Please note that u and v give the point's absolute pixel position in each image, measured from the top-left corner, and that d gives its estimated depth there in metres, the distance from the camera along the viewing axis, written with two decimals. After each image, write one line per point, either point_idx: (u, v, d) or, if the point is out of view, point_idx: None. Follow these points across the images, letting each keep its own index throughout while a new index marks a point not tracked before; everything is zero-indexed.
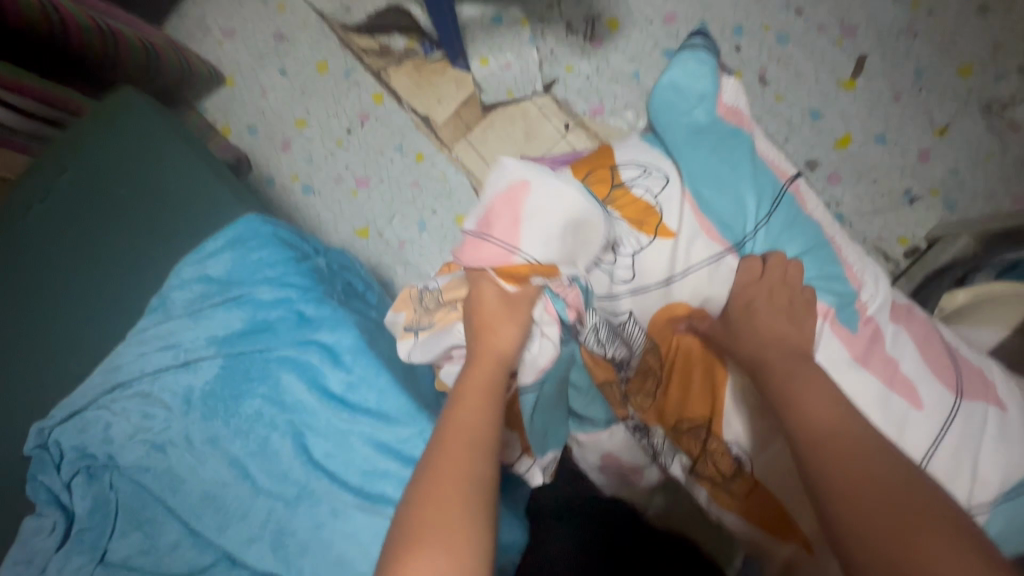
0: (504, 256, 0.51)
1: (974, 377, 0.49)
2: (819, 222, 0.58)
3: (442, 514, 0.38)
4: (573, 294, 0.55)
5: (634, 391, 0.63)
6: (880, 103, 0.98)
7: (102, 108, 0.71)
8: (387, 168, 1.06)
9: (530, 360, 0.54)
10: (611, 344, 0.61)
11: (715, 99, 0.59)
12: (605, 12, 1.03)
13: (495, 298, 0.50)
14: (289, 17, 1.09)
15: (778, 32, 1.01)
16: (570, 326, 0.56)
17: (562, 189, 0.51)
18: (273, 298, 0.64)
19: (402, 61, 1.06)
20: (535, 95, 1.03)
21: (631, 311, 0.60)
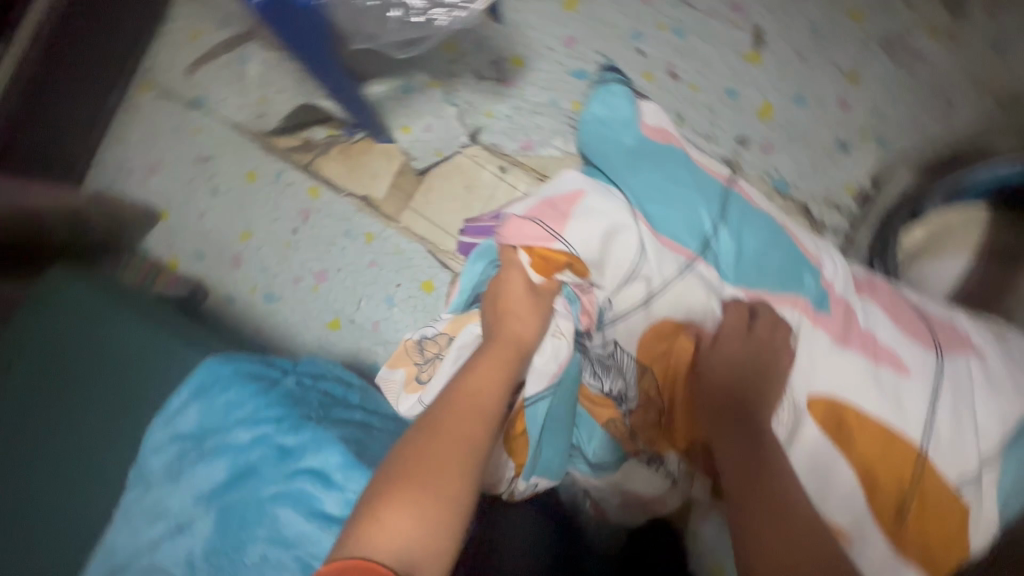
0: (546, 241, 0.56)
1: (948, 332, 0.53)
2: (768, 213, 0.59)
3: (434, 475, 0.41)
4: (589, 298, 0.60)
5: (637, 420, 0.61)
6: (788, 66, 1.01)
7: (40, 299, 0.72)
8: (341, 256, 1.06)
9: (544, 364, 0.57)
10: (606, 377, 0.61)
11: (640, 122, 0.60)
12: (508, 51, 1.04)
13: (523, 288, 0.56)
14: (206, 137, 1.09)
15: (674, 26, 1.03)
16: (583, 335, 0.61)
17: (610, 198, 0.58)
18: (251, 438, 0.62)
19: (328, 150, 1.07)
20: (464, 148, 1.04)
21: (617, 341, 0.59)
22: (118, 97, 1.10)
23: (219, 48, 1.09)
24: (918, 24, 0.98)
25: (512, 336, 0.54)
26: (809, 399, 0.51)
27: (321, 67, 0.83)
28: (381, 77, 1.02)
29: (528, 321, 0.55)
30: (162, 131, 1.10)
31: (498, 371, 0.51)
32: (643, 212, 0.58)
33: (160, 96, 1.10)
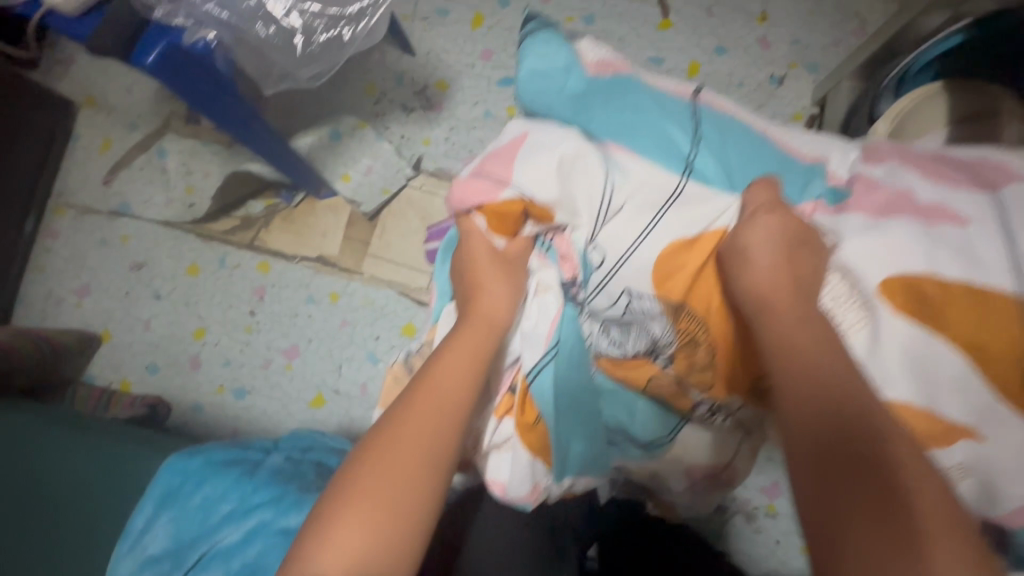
0: (493, 193, 0.52)
1: (989, 167, 0.47)
2: (745, 122, 0.53)
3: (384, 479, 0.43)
4: (561, 240, 0.54)
5: (681, 370, 0.55)
6: (700, 24, 1.02)
7: None
8: (309, 324, 0.97)
9: (531, 327, 0.55)
10: (627, 339, 0.55)
11: (581, 64, 0.53)
12: (430, 78, 1.03)
13: (486, 255, 0.54)
14: (137, 243, 1.01)
15: (582, 16, 1.04)
16: (571, 284, 0.55)
17: (556, 132, 0.52)
18: (243, 534, 0.50)
19: (270, 221, 1.00)
20: (410, 180, 1.00)
21: (625, 289, 0.52)
22: (33, 225, 1.02)
23: (134, 150, 1.04)
24: None
25: (482, 317, 0.52)
26: (877, 286, 0.44)
27: (236, 124, 0.76)
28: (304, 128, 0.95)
29: (501, 290, 0.53)
30: (88, 249, 1.02)
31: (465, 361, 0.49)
32: (613, 145, 0.50)
33: (80, 215, 1.03)
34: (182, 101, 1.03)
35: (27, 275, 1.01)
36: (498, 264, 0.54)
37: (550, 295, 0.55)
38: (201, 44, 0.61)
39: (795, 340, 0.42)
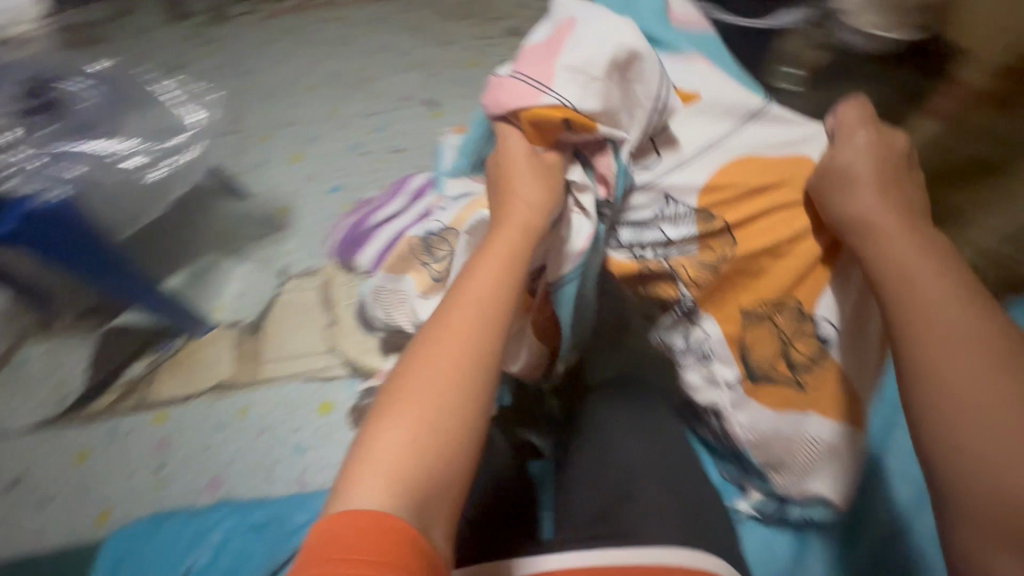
0: (538, 97, 0.58)
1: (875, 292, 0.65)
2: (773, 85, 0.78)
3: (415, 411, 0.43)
4: (603, 158, 0.62)
5: (685, 268, 0.65)
6: (463, 104, 1.37)
7: None
8: (225, 450, 0.96)
9: (567, 240, 0.62)
10: (645, 238, 0.67)
11: (673, 11, 0.74)
12: (271, 208, 1.21)
13: (522, 153, 0.59)
14: (10, 461, 0.95)
15: (375, 129, 1.34)
16: (609, 201, 0.64)
17: (603, 31, 0.60)
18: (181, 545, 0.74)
19: (155, 375, 1.02)
20: (282, 286, 1.10)
21: (668, 193, 0.65)
22: None
23: None
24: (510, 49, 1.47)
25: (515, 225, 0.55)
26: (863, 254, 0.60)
27: (104, 270, 0.82)
28: (171, 272, 1.10)
29: (533, 191, 0.57)
30: None
31: (503, 270, 0.51)
32: (694, 58, 0.70)
33: None
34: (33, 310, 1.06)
35: None
36: (545, 184, 0.58)
37: (583, 224, 0.62)
38: (54, 201, 0.72)
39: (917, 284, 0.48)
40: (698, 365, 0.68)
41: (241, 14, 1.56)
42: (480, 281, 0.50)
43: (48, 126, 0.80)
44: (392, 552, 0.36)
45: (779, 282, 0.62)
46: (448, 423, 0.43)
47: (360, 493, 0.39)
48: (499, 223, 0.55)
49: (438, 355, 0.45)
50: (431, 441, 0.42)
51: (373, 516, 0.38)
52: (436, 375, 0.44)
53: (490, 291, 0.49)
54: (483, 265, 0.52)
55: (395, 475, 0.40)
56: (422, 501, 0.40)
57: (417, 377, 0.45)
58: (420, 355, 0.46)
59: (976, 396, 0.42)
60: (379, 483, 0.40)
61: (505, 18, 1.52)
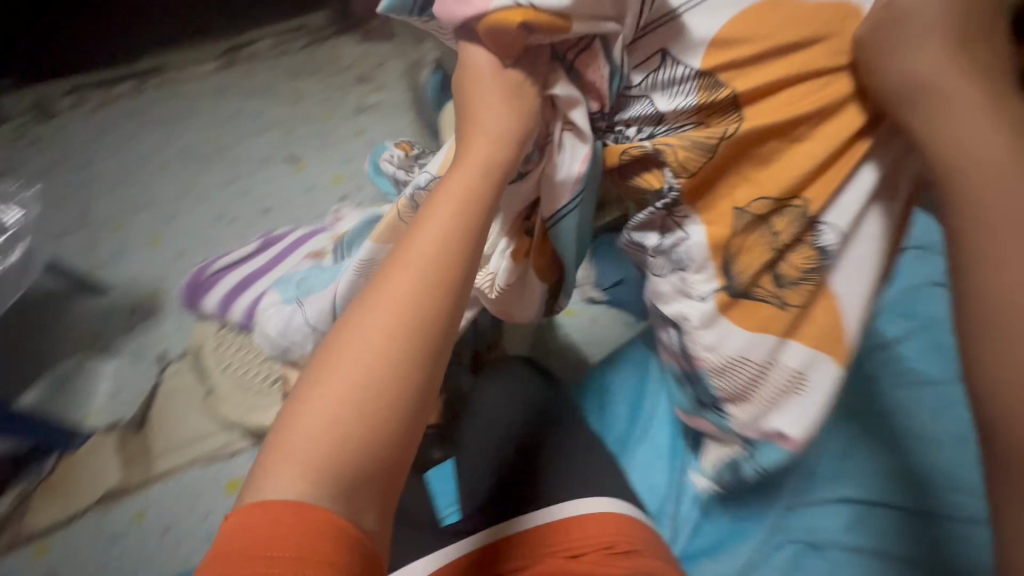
0: (484, 8, 0.48)
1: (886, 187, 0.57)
2: None
3: (341, 394, 0.42)
4: (592, 66, 0.53)
5: (682, 167, 0.55)
6: (325, 155, 1.40)
7: None
8: (124, 561, 0.88)
9: (562, 169, 0.57)
10: (646, 127, 0.57)
11: None
12: (136, 295, 1.14)
13: (487, 71, 0.52)
14: None
15: (239, 194, 1.32)
16: (603, 113, 0.57)
17: None
18: None
19: (26, 504, 0.92)
20: (161, 372, 1.04)
21: (670, 58, 0.53)
22: None
23: None
24: (362, 94, 1.51)
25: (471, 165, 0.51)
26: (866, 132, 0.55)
27: None
28: (28, 387, 1.01)
29: (499, 122, 0.52)
30: None
31: (456, 219, 0.48)
32: None
33: None
34: None
35: None
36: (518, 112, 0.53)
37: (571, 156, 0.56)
38: None
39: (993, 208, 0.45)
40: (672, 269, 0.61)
41: (70, 108, 1.48)
42: (428, 236, 0.47)
43: None
44: (310, 547, 0.37)
45: (795, 163, 0.55)
46: (376, 394, 0.42)
47: (279, 480, 0.39)
48: (455, 163, 0.52)
49: (373, 321, 0.44)
50: (356, 425, 0.41)
51: (284, 506, 0.38)
52: (368, 341, 0.43)
53: (436, 248, 0.46)
54: (434, 211, 0.48)
55: (315, 463, 0.39)
56: (340, 481, 0.39)
57: (350, 347, 0.43)
58: (354, 322, 0.44)
59: None
60: (296, 466, 0.39)
61: (352, 68, 1.57)
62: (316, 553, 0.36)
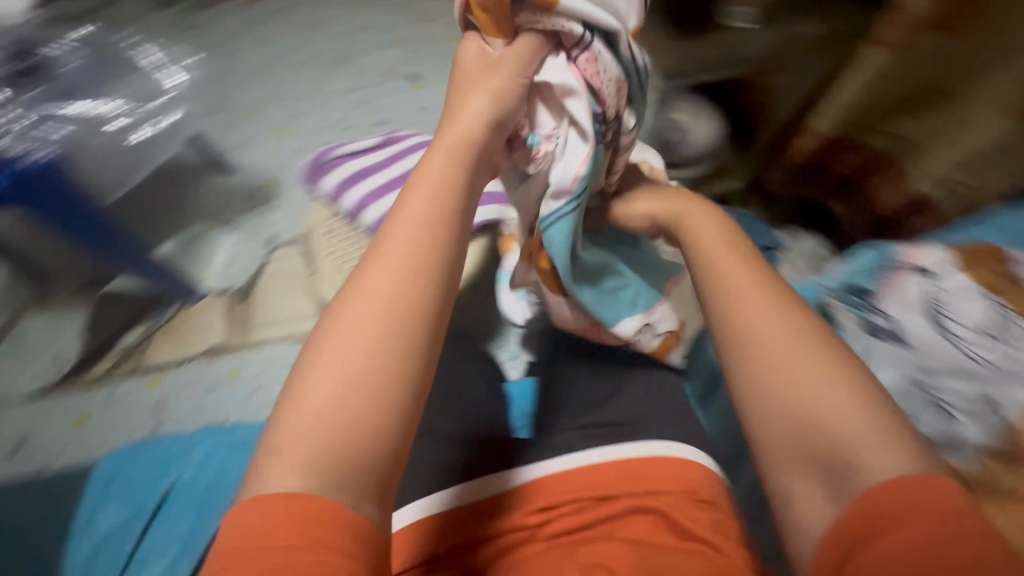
0: None
1: None
2: None
3: (341, 368, 0.40)
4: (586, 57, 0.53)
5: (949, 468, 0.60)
6: (443, 77, 1.40)
7: None
8: (217, 408, 0.99)
9: (560, 175, 0.57)
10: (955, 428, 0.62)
11: None
12: (257, 180, 1.23)
13: (474, 62, 0.56)
14: (9, 425, 0.98)
15: (358, 104, 1.36)
16: (605, 119, 0.56)
17: None
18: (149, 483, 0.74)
19: (150, 341, 1.05)
20: (269, 253, 1.13)
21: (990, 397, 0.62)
22: None
23: None
24: None
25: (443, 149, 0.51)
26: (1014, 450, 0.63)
27: (95, 234, 0.86)
28: (163, 243, 1.14)
29: (484, 104, 0.53)
30: None
31: (443, 191, 0.48)
32: None
33: None
34: (28, 287, 1.09)
35: None
36: (495, 96, 0.53)
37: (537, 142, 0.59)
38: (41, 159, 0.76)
39: (777, 331, 0.48)
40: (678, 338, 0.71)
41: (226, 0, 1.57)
42: (407, 230, 0.46)
43: (27, 91, 0.83)
44: (307, 536, 0.34)
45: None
46: (388, 381, 0.40)
47: (275, 475, 0.36)
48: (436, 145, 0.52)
49: (367, 310, 0.42)
50: (349, 421, 0.38)
51: (284, 499, 0.35)
52: (357, 341, 0.40)
53: (422, 231, 0.46)
54: (408, 204, 0.48)
55: (315, 460, 0.37)
56: (347, 478, 0.37)
57: (346, 336, 0.41)
58: (339, 318, 0.42)
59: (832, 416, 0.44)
60: (296, 464, 0.37)
61: None
62: (335, 539, 0.35)
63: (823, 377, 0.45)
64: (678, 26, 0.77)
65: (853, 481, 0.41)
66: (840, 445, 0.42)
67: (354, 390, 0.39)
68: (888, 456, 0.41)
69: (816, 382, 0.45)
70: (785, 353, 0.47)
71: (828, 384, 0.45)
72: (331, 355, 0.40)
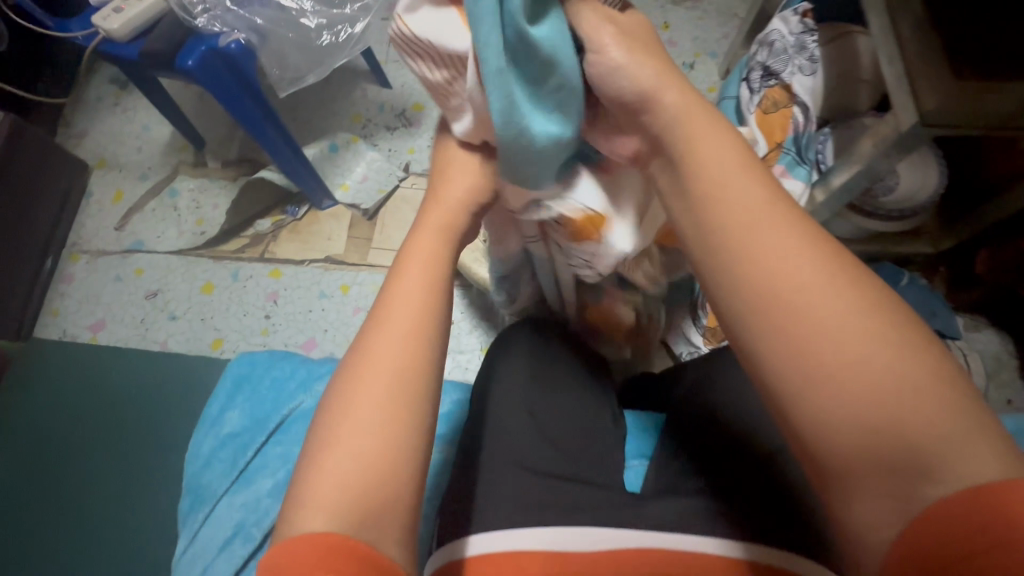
0: None
1: None
2: None
3: (358, 413, 0.36)
4: None
5: None
6: None
7: (115, 395, 0.99)
8: (322, 317, 1.04)
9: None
10: None
11: None
12: (407, 102, 1.21)
13: None
14: (151, 274, 1.08)
15: None
16: None
17: None
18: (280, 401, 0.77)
19: (278, 234, 1.10)
20: (402, 181, 1.13)
21: None
22: (50, 271, 1.08)
23: (146, 196, 1.15)
24: None
25: (429, 242, 0.46)
26: None
27: (255, 126, 0.88)
28: (308, 144, 1.15)
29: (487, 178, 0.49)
30: (104, 286, 1.08)
31: (437, 240, 0.46)
32: None
33: (94, 258, 1.10)
34: (190, 150, 1.17)
35: (40, 317, 1.05)
36: None
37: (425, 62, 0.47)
38: (235, 44, 0.77)
39: (790, 297, 0.36)
40: (585, 261, 0.54)
41: None
42: (413, 279, 0.43)
43: None
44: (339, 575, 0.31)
45: None
46: (396, 425, 0.36)
47: (301, 518, 0.33)
48: (426, 207, 0.48)
49: (378, 363, 0.38)
50: (380, 467, 0.35)
51: (318, 541, 0.31)
52: (376, 384, 0.37)
53: (426, 280, 0.43)
54: (411, 254, 0.45)
55: (337, 503, 0.33)
56: (361, 515, 0.33)
57: (355, 392, 0.37)
58: (349, 378, 0.38)
59: (876, 403, 0.33)
60: (322, 507, 0.33)
61: None
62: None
63: (854, 350, 0.34)
64: (952, 65, 0.61)
65: (929, 484, 0.31)
66: (900, 445, 0.32)
67: (368, 433, 0.36)
68: (958, 449, 0.31)
69: (849, 363, 0.34)
70: (801, 329, 0.35)
71: (871, 360, 0.34)
72: (341, 399, 0.37)
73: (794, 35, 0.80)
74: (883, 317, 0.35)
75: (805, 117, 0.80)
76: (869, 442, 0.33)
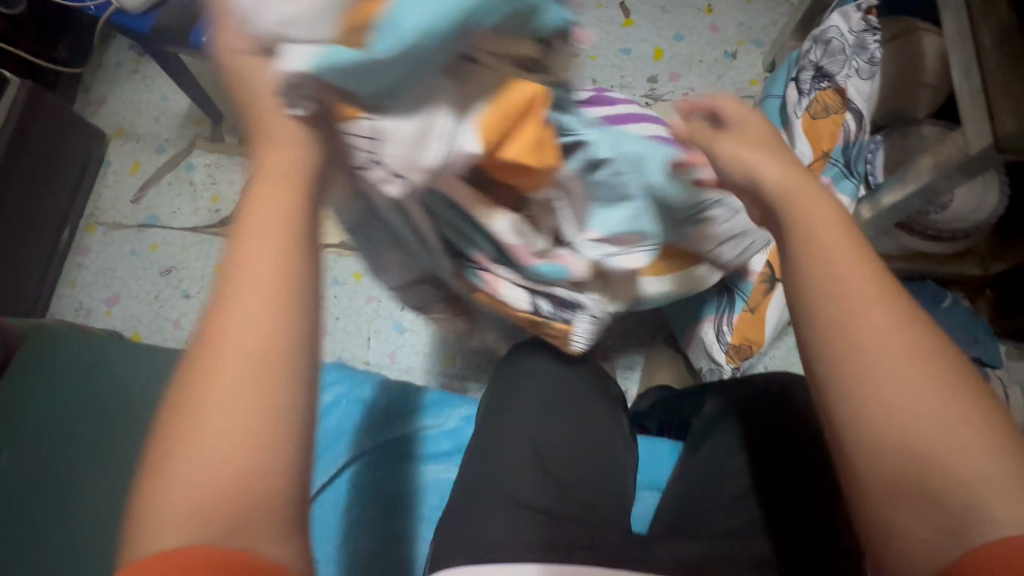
0: None
1: None
2: None
3: (209, 407, 0.28)
4: None
5: None
6: (660, 19, 1.18)
7: None
8: (335, 305, 1.02)
9: None
10: None
11: None
12: None
13: None
14: (166, 250, 1.07)
15: None
16: None
17: None
18: None
19: None
20: None
21: None
22: (67, 242, 1.08)
23: (161, 169, 1.13)
24: None
25: (284, 169, 0.33)
26: None
27: None
28: None
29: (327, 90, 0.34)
30: (119, 260, 1.07)
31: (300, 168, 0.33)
32: None
33: (110, 231, 1.09)
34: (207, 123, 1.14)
35: (58, 288, 1.05)
36: None
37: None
38: None
39: (870, 331, 0.33)
40: (367, 151, 0.35)
41: None
42: (271, 222, 0.31)
43: None
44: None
45: None
46: (263, 409, 0.28)
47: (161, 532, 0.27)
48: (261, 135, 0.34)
49: (234, 340, 0.29)
50: (243, 463, 0.28)
51: (194, 560, 0.26)
52: (233, 366, 0.29)
53: (290, 218, 0.32)
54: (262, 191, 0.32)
55: (200, 515, 0.27)
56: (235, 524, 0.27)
57: (217, 391, 0.28)
58: (201, 373, 0.29)
59: (945, 451, 0.31)
60: (184, 522, 0.27)
61: None
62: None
63: (927, 394, 0.32)
64: None
65: (969, 530, 0.29)
66: (962, 497, 0.30)
67: (224, 427, 0.28)
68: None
69: (924, 408, 0.31)
70: (877, 361, 0.33)
71: (946, 410, 0.31)
72: (185, 391, 0.29)
73: (855, 33, 0.72)
74: (958, 371, 0.32)
75: (858, 125, 0.74)
76: (930, 489, 0.31)
